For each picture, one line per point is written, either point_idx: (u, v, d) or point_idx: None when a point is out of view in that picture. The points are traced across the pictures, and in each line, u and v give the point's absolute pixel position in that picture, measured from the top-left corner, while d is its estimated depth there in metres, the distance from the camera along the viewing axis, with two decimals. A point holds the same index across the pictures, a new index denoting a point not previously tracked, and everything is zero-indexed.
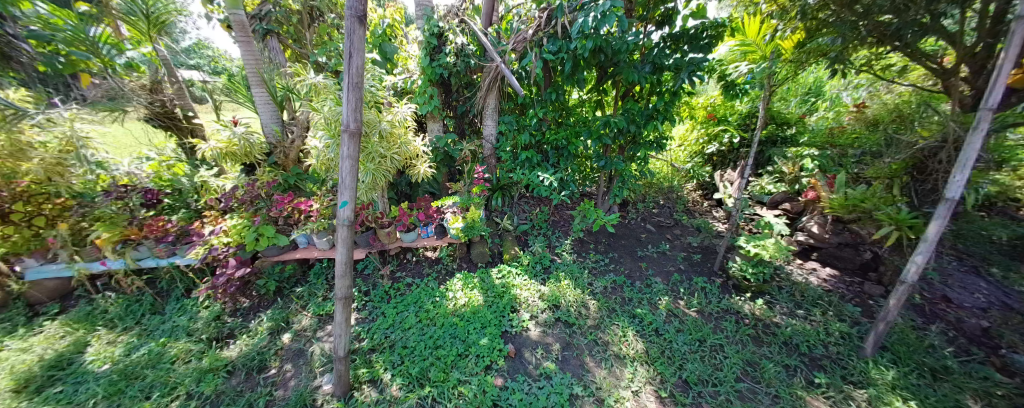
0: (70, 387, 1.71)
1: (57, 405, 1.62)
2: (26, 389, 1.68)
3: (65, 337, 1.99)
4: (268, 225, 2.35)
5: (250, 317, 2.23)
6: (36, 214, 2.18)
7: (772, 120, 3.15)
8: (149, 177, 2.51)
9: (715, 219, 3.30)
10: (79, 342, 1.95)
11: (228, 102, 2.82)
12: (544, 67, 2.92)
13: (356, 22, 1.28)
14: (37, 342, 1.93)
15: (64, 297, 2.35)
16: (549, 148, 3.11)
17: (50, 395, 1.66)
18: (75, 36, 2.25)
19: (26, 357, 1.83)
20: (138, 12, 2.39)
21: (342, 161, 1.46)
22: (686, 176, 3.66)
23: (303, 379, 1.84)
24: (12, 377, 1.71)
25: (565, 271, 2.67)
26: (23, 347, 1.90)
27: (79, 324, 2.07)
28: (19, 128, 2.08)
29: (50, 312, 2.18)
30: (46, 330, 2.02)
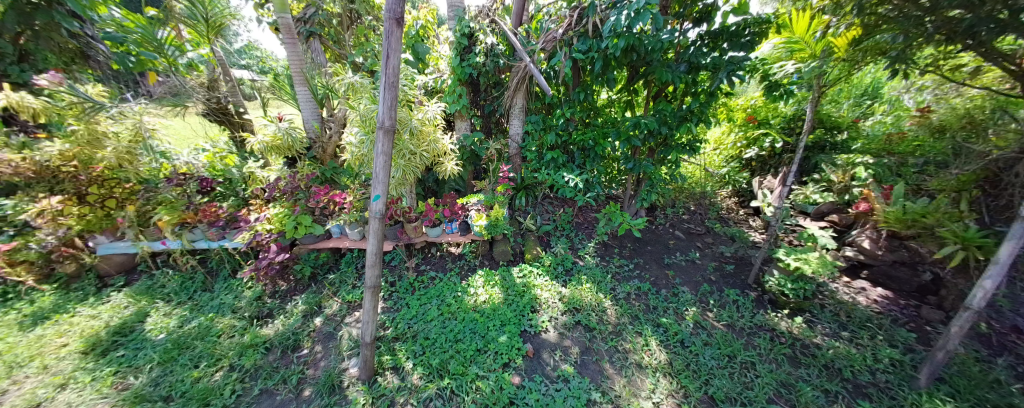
0: (131, 352, 1.94)
1: (119, 367, 1.84)
2: (94, 351, 1.92)
3: (128, 307, 2.25)
4: (306, 214, 2.52)
5: (287, 299, 2.40)
6: (108, 196, 2.47)
7: (821, 123, 2.89)
8: (205, 167, 2.75)
9: (751, 228, 3.10)
10: (140, 312, 2.20)
11: (274, 99, 3.03)
12: (574, 67, 2.89)
13: (393, 24, 1.34)
14: (105, 310, 2.20)
15: (129, 272, 2.63)
16: (576, 148, 3.08)
17: (115, 357, 1.90)
18: (144, 38, 2.58)
19: (97, 323, 2.10)
20: (198, 17, 2.62)
21: (377, 157, 1.53)
22: (720, 181, 3.49)
23: (331, 361, 1.96)
24: (84, 340, 1.97)
25: (588, 274, 2.63)
26: (94, 314, 2.17)
27: (140, 296, 2.33)
28: (96, 118, 2.39)
29: (117, 284, 2.47)
30: (113, 300, 2.29)
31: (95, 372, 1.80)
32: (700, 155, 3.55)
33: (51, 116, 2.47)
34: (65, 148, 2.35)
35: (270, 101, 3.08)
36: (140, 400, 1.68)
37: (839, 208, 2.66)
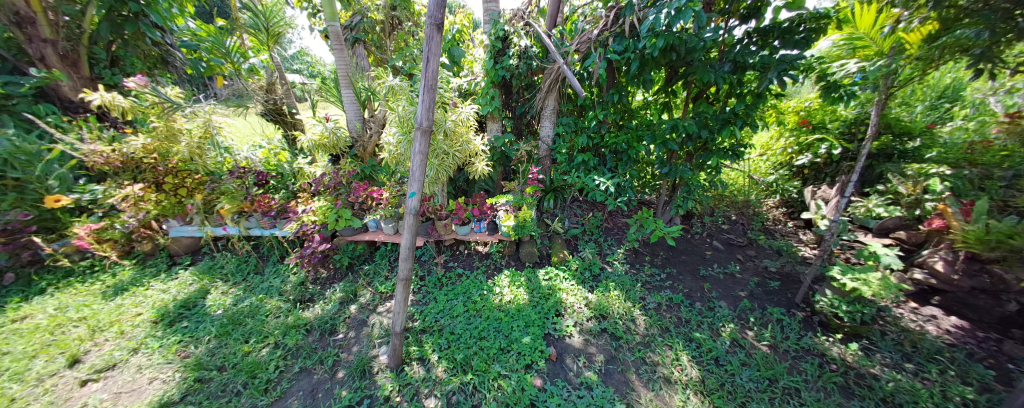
0: (193, 324, 2.20)
1: (184, 337, 2.10)
2: (163, 321, 2.21)
3: (193, 284, 2.56)
4: (346, 208, 2.69)
5: (326, 286, 2.59)
6: (180, 185, 2.74)
7: (888, 128, 2.60)
8: (261, 162, 3.04)
9: (800, 242, 2.83)
10: (202, 289, 2.49)
11: (322, 100, 3.29)
12: (609, 68, 2.83)
13: (433, 30, 1.39)
14: (174, 286, 2.52)
15: (194, 253, 2.99)
16: (608, 151, 3.01)
17: (180, 327, 2.17)
18: (214, 46, 2.99)
19: (166, 297, 2.41)
20: (260, 26, 2.93)
21: (415, 156, 1.61)
22: (767, 190, 3.25)
23: (362, 347, 2.08)
24: (157, 311, 2.27)
25: (616, 281, 2.57)
26: (165, 288, 2.49)
27: (203, 275, 2.64)
28: (172, 117, 2.75)
29: (185, 262, 2.82)
30: (180, 277, 2.61)
31: (163, 339, 2.07)
32: (745, 161, 3.31)
33: (138, 114, 2.86)
34: (147, 142, 2.68)
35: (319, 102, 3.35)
36: (199, 367, 1.90)
37: (907, 224, 2.35)
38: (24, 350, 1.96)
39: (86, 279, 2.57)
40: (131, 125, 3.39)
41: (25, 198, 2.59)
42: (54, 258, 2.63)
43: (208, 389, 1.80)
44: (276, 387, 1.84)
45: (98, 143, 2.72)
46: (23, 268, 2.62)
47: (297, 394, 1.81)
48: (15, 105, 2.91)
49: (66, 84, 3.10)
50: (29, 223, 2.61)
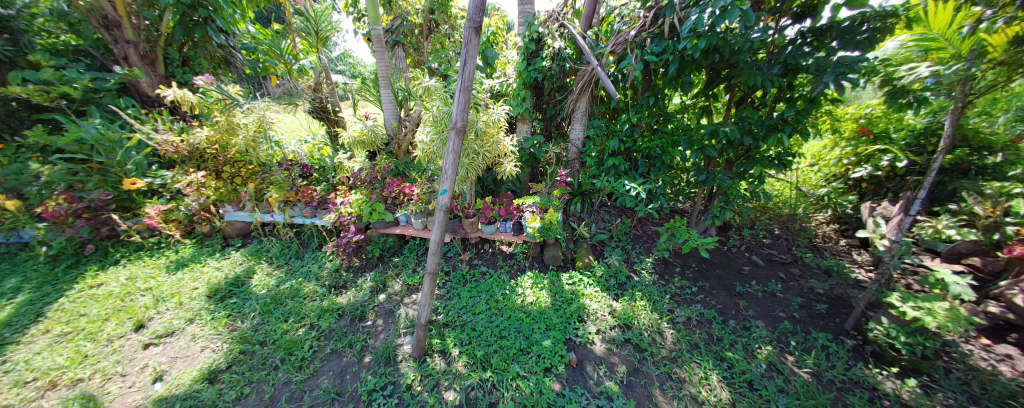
0: (240, 301, 2.43)
1: (232, 311, 2.33)
2: (216, 296, 2.46)
3: (242, 264, 2.82)
4: (380, 202, 2.83)
5: (358, 274, 2.75)
6: (236, 174, 3.04)
7: (964, 141, 2.28)
8: (307, 155, 3.29)
9: (854, 263, 2.56)
10: (250, 269, 2.74)
11: (362, 100, 3.49)
12: (645, 70, 2.73)
13: (472, 32, 1.43)
14: (227, 264, 2.80)
15: (244, 236, 3.27)
16: (640, 156, 2.91)
17: (229, 303, 2.40)
18: (270, 49, 3.29)
19: (219, 274, 2.68)
20: (311, 30, 3.17)
21: (448, 155, 1.67)
22: (816, 203, 2.95)
23: (389, 335, 2.19)
24: (212, 286, 2.53)
25: (642, 291, 2.48)
26: (219, 266, 2.77)
27: (252, 257, 2.90)
28: (233, 112, 3.06)
29: (236, 244, 3.11)
30: (233, 257, 2.89)
31: (215, 313, 2.31)
32: (792, 171, 3.07)
33: (203, 109, 3.20)
34: (210, 134, 3.02)
35: (359, 101, 3.56)
36: (244, 340, 2.10)
37: (982, 250, 2.08)
38: (98, 313, 2.27)
39: (153, 254, 2.91)
40: (197, 119, 3.81)
41: (107, 179, 2.98)
42: (129, 234, 3.00)
43: (251, 361, 1.99)
44: (309, 365, 1.98)
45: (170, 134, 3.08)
46: (102, 240, 3.01)
47: (327, 373, 1.94)
48: (102, 98, 3.36)
49: (145, 81, 3.53)
50: (109, 202, 3.00)
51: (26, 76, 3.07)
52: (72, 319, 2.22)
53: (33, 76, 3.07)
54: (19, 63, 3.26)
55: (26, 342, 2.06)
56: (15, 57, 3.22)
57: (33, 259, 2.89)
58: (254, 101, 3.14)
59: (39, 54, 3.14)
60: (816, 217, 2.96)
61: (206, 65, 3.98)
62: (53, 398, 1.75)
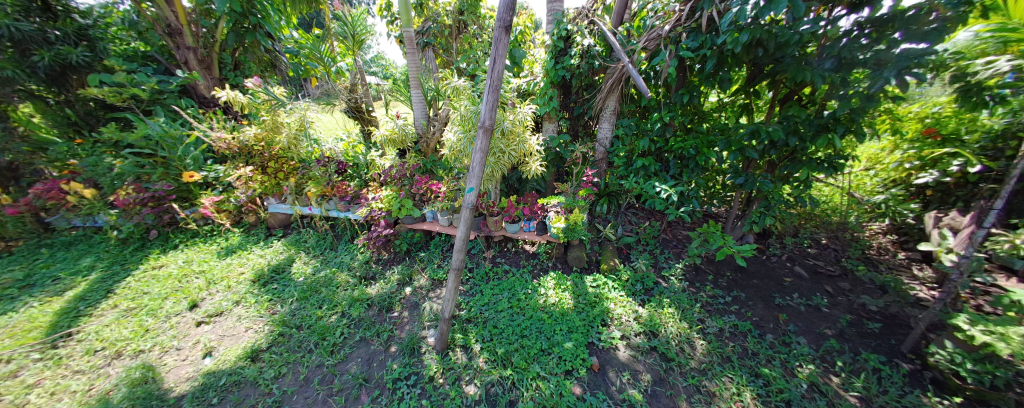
0: (281, 287, 2.62)
1: (274, 296, 2.52)
2: (260, 281, 2.67)
3: (283, 252, 3.04)
4: (408, 198, 2.92)
5: (386, 266, 2.87)
6: (280, 169, 3.29)
7: None
8: (342, 153, 3.48)
9: (914, 279, 2.28)
10: (290, 258, 2.95)
11: (394, 100, 3.63)
12: (679, 66, 2.60)
13: (501, 32, 1.44)
14: (271, 252, 3.03)
15: (285, 227, 3.53)
16: (672, 157, 2.79)
17: (270, 288, 2.60)
18: (311, 52, 3.57)
19: (263, 261, 2.91)
20: (348, 34, 3.38)
21: (476, 153, 1.70)
22: (871, 211, 2.64)
23: (414, 327, 2.26)
24: (257, 272, 2.75)
25: (670, 298, 2.38)
26: (264, 254, 3.01)
27: (292, 246, 3.12)
28: (277, 112, 3.29)
29: (278, 234, 3.36)
30: (275, 246, 3.13)
31: (258, 297, 2.51)
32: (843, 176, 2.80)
33: (252, 109, 3.49)
34: (258, 132, 3.27)
35: (392, 102, 3.70)
36: (283, 323, 2.27)
37: None
38: (159, 291, 2.55)
39: (206, 241, 3.21)
40: (246, 119, 4.16)
41: (169, 172, 3.35)
42: (186, 222, 3.33)
43: (288, 344, 2.14)
44: (340, 350, 2.10)
45: (222, 132, 3.39)
46: (164, 227, 3.36)
47: (356, 360, 2.05)
48: (165, 99, 3.77)
49: (202, 83, 3.92)
50: (170, 193, 3.34)
51: (103, 79, 3.51)
52: (137, 296, 2.51)
53: (108, 79, 3.51)
54: (96, 67, 3.72)
55: (98, 315, 2.35)
56: (93, 62, 3.68)
57: (107, 242, 3.30)
58: (297, 102, 3.36)
59: (114, 60, 3.59)
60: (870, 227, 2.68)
61: (254, 68, 4.32)
62: (118, 367, 1.99)
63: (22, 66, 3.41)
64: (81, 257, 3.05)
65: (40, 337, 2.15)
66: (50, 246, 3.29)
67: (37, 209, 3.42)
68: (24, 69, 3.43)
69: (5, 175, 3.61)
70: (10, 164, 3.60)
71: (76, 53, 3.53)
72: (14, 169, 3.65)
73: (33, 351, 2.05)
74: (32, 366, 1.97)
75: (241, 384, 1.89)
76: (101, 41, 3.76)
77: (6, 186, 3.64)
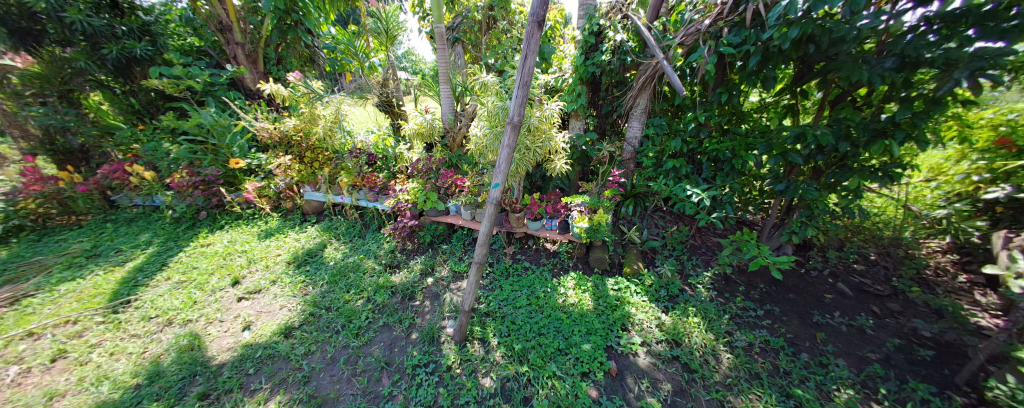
0: (313, 269, 2.80)
1: (307, 277, 2.69)
2: (294, 264, 2.86)
3: (317, 237, 3.23)
4: (433, 191, 2.99)
5: (410, 256, 2.97)
6: (316, 159, 3.49)
7: None
8: (373, 145, 3.63)
9: (975, 306, 2.03)
10: (322, 243, 3.12)
11: (422, 94, 3.72)
12: (719, 63, 2.45)
13: (534, 26, 1.43)
14: (306, 237, 3.23)
15: (318, 214, 3.73)
16: (705, 159, 2.64)
17: (304, 270, 2.78)
18: (347, 48, 3.76)
19: (298, 245, 3.11)
20: (382, 30, 3.50)
21: (503, 149, 1.71)
22: (931, 228, 2.31)
23: (434, 317, 2.33)
24: (293, 255, 2.94)
25: (696, 307, 2.28)
26: (300, 238, 3.21)
27: (325, 232, 3.30)
28: (315, 105, 3.49)
29: (312, 220, 3.56)
30: (309, 232, 3.32)
31: (293, 277, 2.69)
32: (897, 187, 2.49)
33: (293, 101, 3.71)
34: (297, 123, 3.49)
35: (421, 97, 3.80)
36: (314, 304, 2.42)
37: None
38: (206, 267, 2.81)
39: (249, 223, 3.48)
40: (287, 110, 4.44)
41: (218, 159, 3.67)
42: (232, 205, 3.61)
43: (318, 323, 2.28)
44: (364, 333, 2.20)
45: (266, 123, 3.66)
46: (213, 208, 3.66)
47: (379, 343, 2.14)
48: (217, 91, 4.12)
49: (249, 77, 4.23)
50: (218, 178, 3.65)
51: (163, 71, 3.88)
52: (187, 270, 2.78)
53: (168, 72, 3.87)
54: (157, 60, 4.15)
55: (153, 286, 2.62)
56: (154, 55, 4.10)
57: (163, 220, 3.67)
58: (333, 96, 3.60)
59: (173, 54, 3.96)
60: (927, 246, 2.37)
61: (295, 63, 4.59)
62: (169, 333, 2.21)
63: (94, 58, 3.84)
64: (140, 233, 3.41)
65: (103, 302, 2.44)
66: (115, 221, 3.71)
67: (104, 188, 3.90)
68: (95, 60, 3.86)
69: (78, 157, 4.20)
70: (83, 147, 4.18)
71: (140, 47, 3.93)
72: (86, 151, 4.23)
73: (97, 315, 2.33)
74: (95, 328, 2.23)
75: (275, 357, 2.04)
76: (161, 37, 4.20)
77: (79, 166, 4.23)
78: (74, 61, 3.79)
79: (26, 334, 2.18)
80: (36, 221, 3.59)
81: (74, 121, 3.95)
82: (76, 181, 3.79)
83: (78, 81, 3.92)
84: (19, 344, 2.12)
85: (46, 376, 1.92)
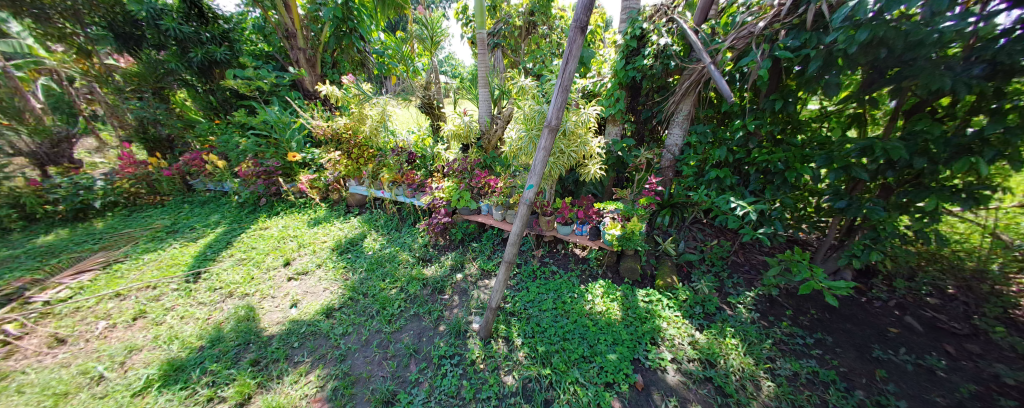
0: (354, 257, 3.01)
1: (347, 264, 2.90)
2: (338, 250, 3.10)
3: (358, 228, 3.47)
4: (467, 191, 3.09)
5: (442, 252, 3.09)
6: (362, 155, 3.75)
7: None
8: (413, 144, 3.82)
9: None
10: (363, 233, 3.35)
11: (461, 97, 3.85)
12: (773, 68, 2.28)
13: (577, 32, 1.44)
14: (348, 227, 3.48)
15: (360, 206, 3.99)
16: (753, 170, 2.46)
17: (346, 256, 3.01)
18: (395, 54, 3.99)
19: (341, 233, 3.36)
20: (426, 36, 3.68)
21: (539, 151, 1.74)
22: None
23: (461, 311, 2.41)
24: (336, 243, 3.19)
25: (735, 327, 2.13)
26: (344, 227, 3.47)
27: (365, 223, 3.54)
28: (364, 105, 3.75)
29: (355, 212, 3.82)
30: (351, 222, 3.58)
31: (335, 263, 2.92)
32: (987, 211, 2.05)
33: (345, 102, 4.02)
34: (348, 122, 3.78)
35: (459, 100, 3.94)
36: (353, 289, 2.60)
37: None
38: (264, 247, 3.14)
39: (301, 211, 3.82)
40: (338, 110, 4.81)
41: (278, 152, 4.06)
42: (287, 194, 3.98)
43: (355, 307, 2.45)
44: (396, 321, 2.33)
45: (320, 121, 4.01)
46: (271, 196, 4.06)
47: (409, 331, 2.26)
48: (280, 91, 4.58)
49: (308, 79, 4.66)
50: (278, 169, 4.05)
51: (237, 73, 4.40)
52: (247, 249, 3.12)
53: (241, 74, 4.38)
54: (233, 63, 4.71)
55: (219, 261, 2.99)
56: (231, 59, 4.66)
57: (230, 204, 4.15)
58: (380, 98, 3.85)
59: (247, 58, 4.47)
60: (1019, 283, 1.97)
61: (348, 67, 4.96)
62: (229, 304, 2.50)
63: (183, 60, 4.46)
64: (211, 214, 3.89)
65: (179, 271, 2.83)
66: (191, 202, 4.27)
67: (184, 173, 4.49)
68: (183, 62, 4.50)
69: (165, 146, 4.90)
70: (168, 137, 4.86)
71: (220, 52, 4.50)
72: (171, 141, 4.92)
73: (173, 282, 2.71)
74: (170, 294, 2.59)
75: (316, 334, 2.23)
76: (237, 43, 4.76)
77: (165, 153, 4.94)
78: (166, 63, 4.48)
79: (115, 294, 2.59)
80: (127, 198, 4.22)
81: (163, 114, 4.64)
82: (162, 166, 4.40)
83: (168, 79, 4.61)
84: (109, 302, 2.52)
85: (128, 331, 2.27)
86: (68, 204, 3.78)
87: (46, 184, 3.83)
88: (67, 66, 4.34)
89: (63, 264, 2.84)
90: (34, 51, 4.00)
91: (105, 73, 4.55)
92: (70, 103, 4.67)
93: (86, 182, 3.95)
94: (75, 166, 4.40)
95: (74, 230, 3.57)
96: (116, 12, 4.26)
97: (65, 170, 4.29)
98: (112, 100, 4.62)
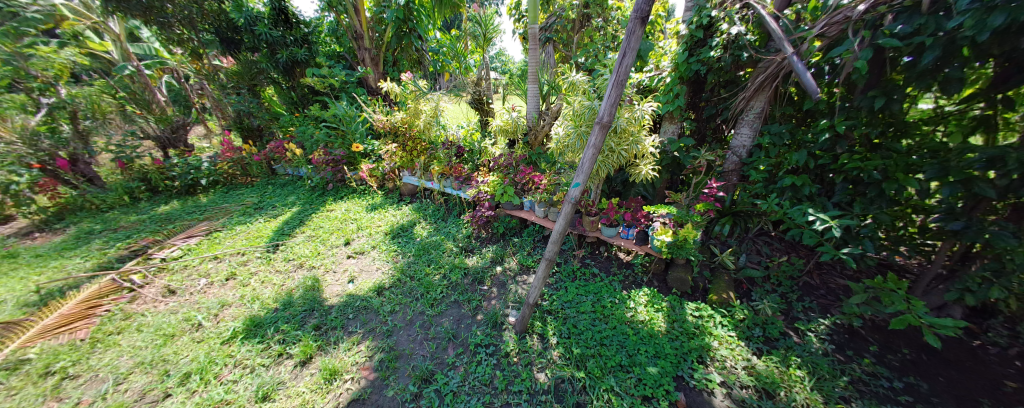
0: (403, 241, 3.25)
1: (397, 248, 3.14)
2: (390, 235, 3.37)
3: (408, 215, 3.72)
4: (511, 186, 3.13)
5: (483, 244, 3.18)
6: (416, 147, 4.00)
7: None
8: (462, 139, 3.97)
9: None
10: (413, 221, 3.59)
11: (510, 94, 3.89)
12: (873, 59, 1.92)
13: (637, 23, 1.37)
14: (400, 213, 3.75)
15: (412, 195, 4.26)
16: (840, 179, 2.11)
17: (397, 241, 3.26)
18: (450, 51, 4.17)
19: (393, 219, 3.64)
20: (479, 33, 3.77)
21: (587, 149, 1.69)
22: None
23: (498, 303, 2.46)
24: (388, 228, 3.47)
25: (803, 358, 1.87)
26: (397, 214, 3.75)
27: (415, 212, 3.78)
28: (421, 101, 3.99)
29: (406, 200, 4.10)
30: (403, 210, 3.85)
31: (387, 246, 3.18)
32: None
33: (403, 98, 4.31)
34: (404, 116, 4.04)
35: (509, 96, 3.97)
36: (401, 271, 2.82)
37: None
38: (329, 227, 3.54)
39: (361, 196, 4.21)
40: (397, 105, 5.18)
41: (345, 142, 4.55)
42: (350, 180, 4.42)
43: (400, 288, 2.65)
44: (438, 305, 2.47)
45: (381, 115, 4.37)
46: (337, 182, 4.53)
47: (448, 317, 2.38)
48: (348, 88, 5.08)
49: (372, 76, 5.08)
50: (343, 158, 4.50)
51: (314, 71, 4.97)
52: (315, 228, 3.55)
53: (318, 72, 4.94)
54: (311, 63, 5.32)
55: (292, 236, 3.44)
56: (309, 59, 5.27)
57: (304, 187, 4.73)
58: (434, 94, 4.06)
59: (323, 59, 5.02)
60: None
61: (407, 64, 5.31)
62: (298, 274, 2.88)
63: (272, 61, 5.22)
64: (289, 195, 4.48)
65: (262, 242, 3.32)
66: (275, 184, 4.96)
67: (269, 159, 5.23)
68: (273, 63, 5.26)
69: (257, 134, 5.76)
70: (259, 127, 5.72)
71: (302, 53, 5.13)
72: (261, 130, 5.78)
73: (257, 251, 3.19)
74: (253, 261, 3.06)
75: (367, 309, 2.46)
76: (315, 45, 5.40)
77: (257, 140, 5.79)
78: (259, 64, 5.29)
79: (214, 257, 3.13)
80: (226, 178, 5.05)
81: (255, 107, 5.51)
82: (253, 152, 5.17)
83: (260, 78, 5.46)
84: (209, 263, 3.07)
85: (222, 288, 2.74)
86: (183, 180, 4.67)
87: (167, 163, 4.75)
88: (184, 66, 5.37)
89: (176, 229, 3.51)
90: (159, 54, 4.94)
91: (213, 72, 5.60)
92: (185, 98, 5.70)
93: (196, 163, 4.79)
94: (188, 149, 5.30)
95: (185, 203, 4.39)
96: (221, 20, 5.14)
97: (182, 152, 5.21)
98: (217, 95, 5.58)
